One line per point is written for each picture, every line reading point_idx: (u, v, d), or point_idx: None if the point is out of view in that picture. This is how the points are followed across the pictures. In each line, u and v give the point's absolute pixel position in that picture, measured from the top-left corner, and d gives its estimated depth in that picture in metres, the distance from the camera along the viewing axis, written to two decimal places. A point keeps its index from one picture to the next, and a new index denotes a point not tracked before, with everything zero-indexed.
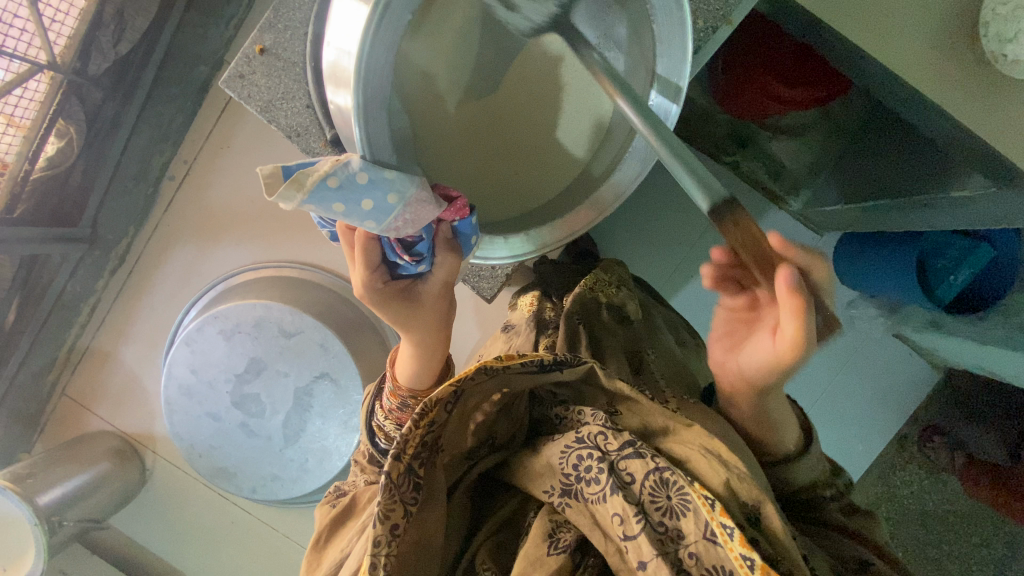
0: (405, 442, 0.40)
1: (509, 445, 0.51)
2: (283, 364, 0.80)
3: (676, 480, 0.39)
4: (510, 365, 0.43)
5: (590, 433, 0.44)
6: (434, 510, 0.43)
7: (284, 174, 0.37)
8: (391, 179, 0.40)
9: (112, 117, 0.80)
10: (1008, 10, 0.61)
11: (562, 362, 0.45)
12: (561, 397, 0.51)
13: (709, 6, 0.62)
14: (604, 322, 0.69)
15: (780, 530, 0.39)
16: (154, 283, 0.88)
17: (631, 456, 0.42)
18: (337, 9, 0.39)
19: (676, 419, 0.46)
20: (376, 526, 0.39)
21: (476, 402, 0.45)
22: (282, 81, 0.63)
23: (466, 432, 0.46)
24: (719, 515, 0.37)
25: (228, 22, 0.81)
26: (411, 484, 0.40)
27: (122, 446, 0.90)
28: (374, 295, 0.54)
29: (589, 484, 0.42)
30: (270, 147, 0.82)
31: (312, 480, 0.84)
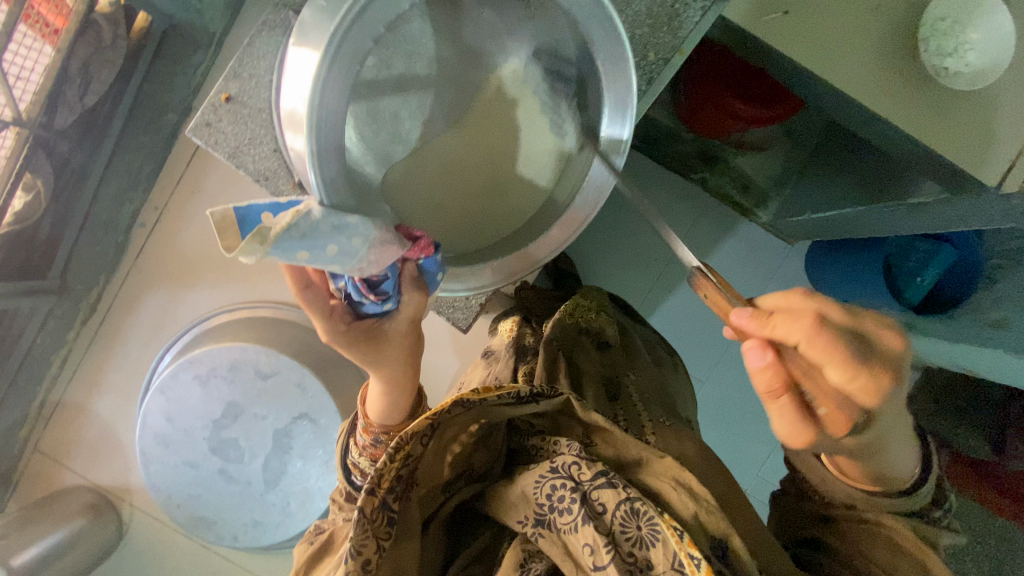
0: (379, 477, 0.40)
1: (486, 476, 0.51)
2: (261, 407, 0.79)
3: (646, 510, 0.40)
4: (488, 398, 0.43)
5: (564, 463, 0.44)
6: (409, 544, 0.42)
7: (236, 218, 0.37)
8: (353, 224, 0.42)
9: (79, 168, 0.80)
10: (944, 26, 0.65)
11: (538, 394, 0.45)
12: (537, 427, 0.51)
13: (659, 38, 0.65)
14: (583, 347, 0.70)
15: (748, 561, 0.41)
16: (126, 331, 0.87)
17: (604, 486, 0.42)
18: (293, 59, 0.40)
19: (649, 449, 0.47)
20: (348, 562, 0.38)
21: (453, 433, 0.45)
22: (248, 127, 0.64)
23: (443, 463, 0.46)
24: (687, 547, 0.38)
25: (196, 70, 0.81)
26: (384, 520, 0.40)
27: (98, 500, 0.88)
28: (340, 335, 0.54)
29: (562, 514, 0.42)
30: (240, 190, 0.82)
31: (294, 524, 0.83)
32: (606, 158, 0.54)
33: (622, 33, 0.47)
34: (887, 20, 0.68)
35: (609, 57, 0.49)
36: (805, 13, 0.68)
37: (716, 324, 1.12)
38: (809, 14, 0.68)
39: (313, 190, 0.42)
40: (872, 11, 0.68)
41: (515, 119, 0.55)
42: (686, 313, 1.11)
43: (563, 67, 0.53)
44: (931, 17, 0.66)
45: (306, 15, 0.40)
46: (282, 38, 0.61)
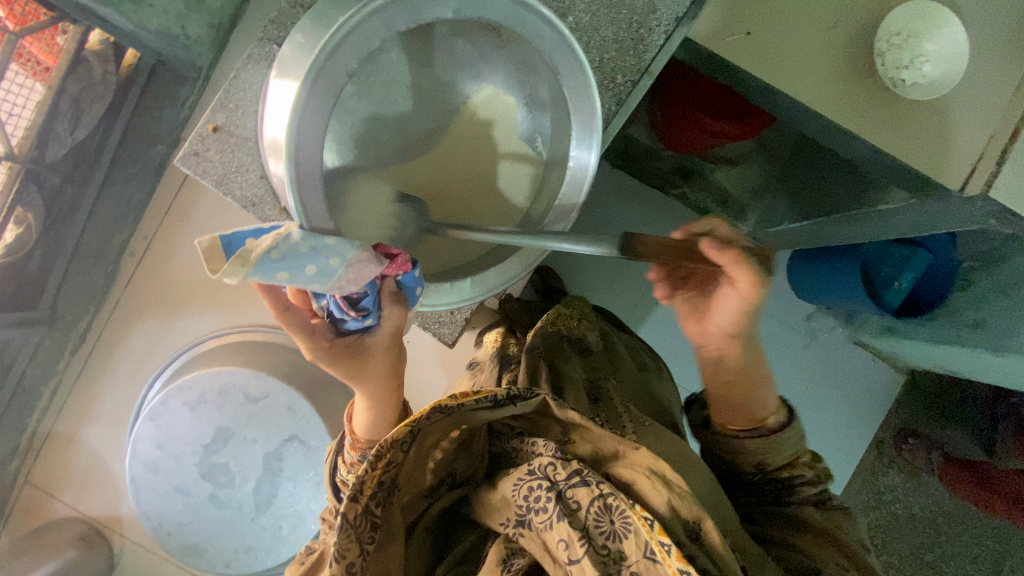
0: (360, 484, 0.41)
1: (470, 480, 0.52)
2: (252, 430, 0.80)
3: (619, 503, 0.41)
4: (465, 403, 0.44)
5: (541, 464, 0.45)
6: (393, 549, 0.43)
7: (223, 246, 0.39)
8: (331, 245, 0.43)
9: (71, 201, 0.82)
10: (898, 40, 0.69)
11: (515, 396, 0.46)
12: (516, 430, 0.52)
13: (626, 62, 0.69)
14: (565, 355, 0.72)
15: (716, 539, 0.42)
16: (116, 360, 0.88)
17: (578, 484, 0.43)
18: (275, 91, 0.43)
19: (625, 442, 0.47)
20: (333, 566, 0.39)
21: (434, 440, 0.47)
22: (235, 156, 0.67)
23: (424, 470, 0.47)
24: (657, 534, 0.39)
25: (183, 102, 0.84)
26: (368, 525, 0.41)
27: (88, 531, 0.87)
28: (323, 353, 0.56)
29: (538, 513, 0.43)
30: (229, 217, 0.84)
31: (287, 548, 0.82)
32: (573, 176, 0.55)
33: (585, 58, 0.49)
34: (844, 35, 0.72)
35: (574, 79, 0.50)
36: (765, 33, 0.72)
37: None
38: (768, 34, 0.72)
39: (293, 213, 0.44)
40: (827, 28, 0.72)
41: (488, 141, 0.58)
42: (673, 323, 1.13)
43: (535, 89, 0.55)
44: (885, 33, 0.70)
45: (286, 47, 0.43)
46: (266, 70, 0.64)
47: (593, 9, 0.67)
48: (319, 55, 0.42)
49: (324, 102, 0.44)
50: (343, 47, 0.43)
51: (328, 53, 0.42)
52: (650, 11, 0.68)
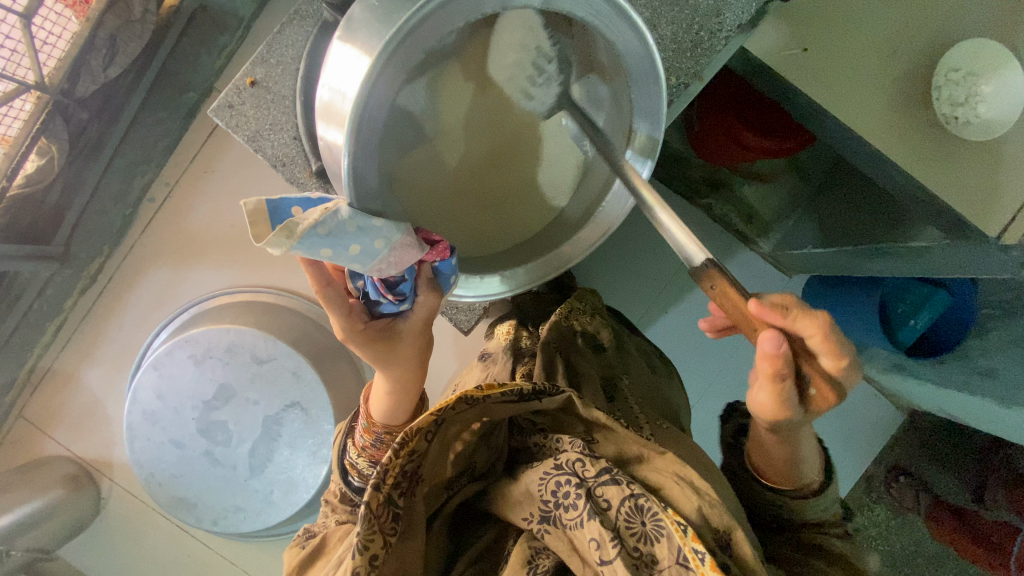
0: (385, 472, 0.40)
1: (489, 474, 0.52)
2: (254, 392, 0.79)
3: (650, 506, 0.41)
4: (491, 395, 0.43)
5: (568, 460, 0.45)
6: (413, 541, 0.43)
7: (269, 211, 0.36)
8: (378, 226, 0.39)
9: (97, 138, 0.81)
10: (958, 76, 0.67)
11: (540, 391, 0.46)
12: (539, 425, 0.52)
13: (683, 64, 0.66)
14: (579, 350, 0.71)
15: (747, 553, 0.42)
16: (124, 305, 0.87)
17: (608, 483, 0.43)
18: (336, 52, 0.36)
19: (649, 447, 0.48)
20: (354, 558, 0.39)
21: (456, 431, 0.46)
22: (270, 113, 0.65)
23: (445, 461, 0.47)
24: (691, 541, 0.39)
25: (220, 52, 0.82)
26: (390, 515, 0.40)
27: (78, 472, 0.86)
28: (359, 334, 0.54)
29: (567, 510, 0.42)
30: (253, 174, 0.83)
31: (275, 513, 0.82)
32: (619, 189, 0.53)
33: (661, 70, 0.45)
34: (901, 65, 0.70)
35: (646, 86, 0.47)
36: (822, 51, 0.70)
37: (712, 348, 1.11)
38: (824, 54, 0.70)
39: (344, 189, 0.38)
40: (885, 56, 0.70)
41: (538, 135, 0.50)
42: (682, 335, 1.10)
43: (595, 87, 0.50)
44: (945, 66, 0.68)
45: (358, 10, 0.37)
46: (311, 29, 0.62)
47: (655, 4, 0.64)
48: (396, 37, 0.35)
49: (395, 78, 0.37)
50: (424, 26, 0.36)
51: (406, 33, 0.35)
52: (714, 14, 0.64)
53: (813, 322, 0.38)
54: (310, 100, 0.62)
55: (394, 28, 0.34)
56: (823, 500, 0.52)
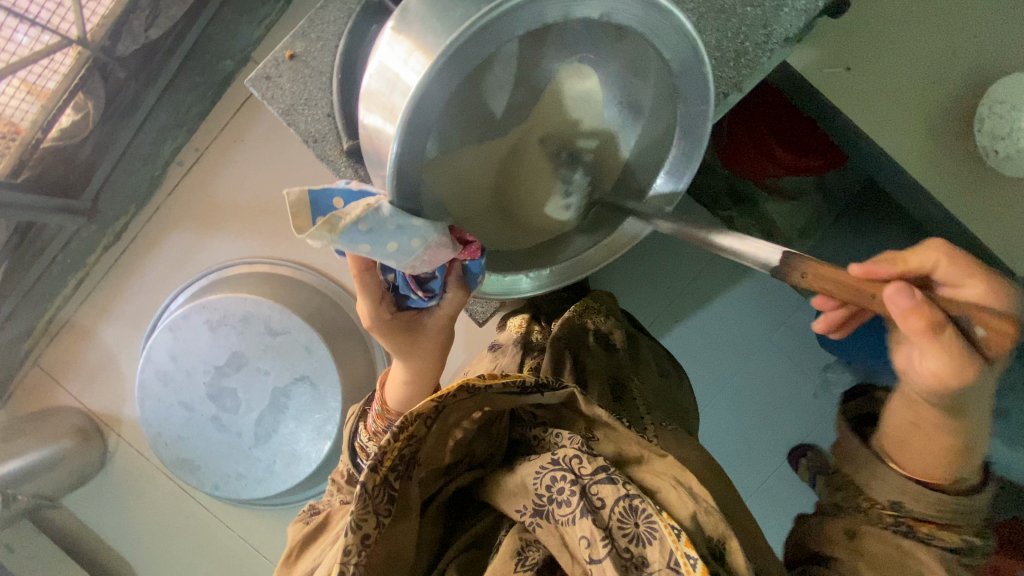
0: (382, 454, 0.40)
1: (487, 463, 0.52)
2: (265, 362, 0.80)
3: (645, 508, 0.41)
4: (493, 385, 0.44)
5: (566, 456, 0.45)
6: (407, 523, 0.43)
7: (311, 203, 0.36)
8: (416, 225, 0.39)
9: (131, 98, 0.82)
10: (1003, 108, 0.62)
11: (543, 386, 0.46)
12: (540, 419, 0.53)
13: (725, 73, 0.64)
14: (589, 348, 0.71)
15: (741, 564, 0.40)
16: (145, 267, 0.87)
17: (603, 481, 0.43)
18: (388, 42, 0.36)
19: (650, 450, 0.48)
20: (347, 535, 0.39)
21: (457, 419, 0.46)
22: (307, 88, 0.65)
23: (444, 448, 0.47)
24: (683, 546, 0.38)
25: (260, 22, 0.82)
26: (385, 497, 0.41)
27: (86, 425, 0.88)
28: (383, 326, 0.54)
29: (560, 506, 0.43)
30: (284, 147, 0.83)
31: (276, 483, 0.83)
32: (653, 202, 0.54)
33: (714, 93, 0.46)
34: (945, 93, 0.68)
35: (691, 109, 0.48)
36: (867, 75, 0.69)
37: (721, 360, 1.10)
38: (869, 75, 0.70)
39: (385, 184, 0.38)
40: (933, 82, 0.68)
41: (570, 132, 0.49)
42: (695, 343, 1.09)
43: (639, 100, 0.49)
44: (990, 98, 0.63)
45: (413, 2, 0.36)
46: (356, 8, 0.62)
47: (702, 9, 0.63)
48: (460, 37, 0.34)
49: (448, 81, 0.36)
50: (487, 31, 0.35)
51: (470, 35, 0.34)
52: (760, 25, 0.63)
53: (928, 250, 0.36)
54: (347, 80, 0.63)
55: (456, 32, 0.34)
56: (967, 503, 0.39)
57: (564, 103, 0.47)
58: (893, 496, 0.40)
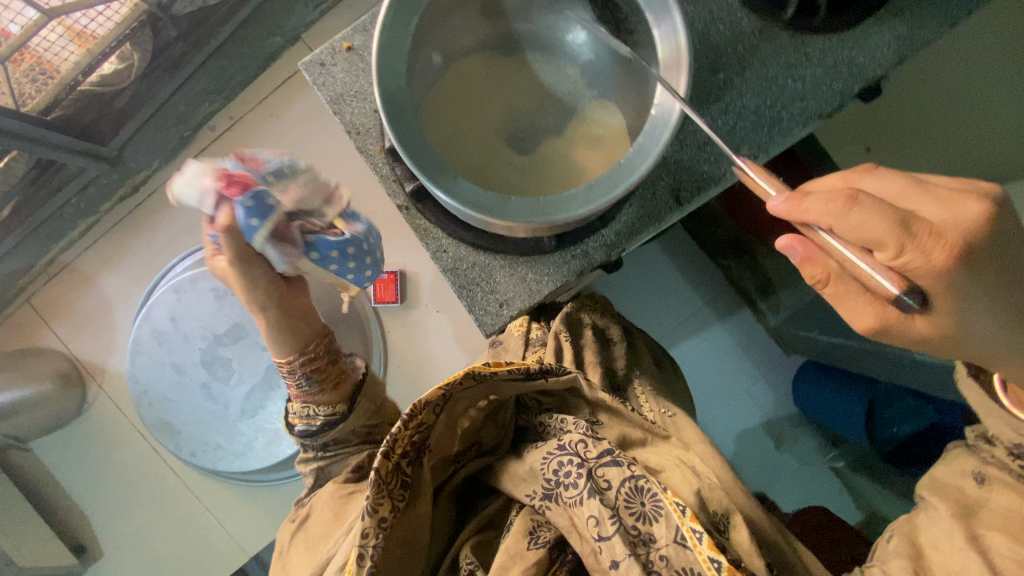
0: (395, 442, 0.44)
1: (495, 451, 0.57)
2: (264, 338, 0.80)
3: (650, 487, 0.45)
4: (499, 372, 0.48)
5: (571, 441, 0.49)
6: (421, 507, 0.47)
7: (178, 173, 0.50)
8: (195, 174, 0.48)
9: (176, 57, 0.83)
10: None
11: (548, 372, 0.50)
12: (545, 405, 0.57)
13: (757, 137, 0.67)
14: (586, 340, 0.71)
15: (742, 538, 0.45)
16: (157, 223, 0.87)
17: (609, 464, 0.47)
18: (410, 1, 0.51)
19: (651, 434, 0.55)
20: (364, 519, 0.42)
21: (465, 407, 0.50)
22: (358, 81, 0.66)
23: (454, 436, 0.52)
24: (689, 521, 0.42)
25: (316, 6, 0.85)
26: (399, 483, 0.45)
27: (70, 370, 0.86)
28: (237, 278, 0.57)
29: (568, 488, 0.46)
30: (318, 129, 0.85)
31: (253, 461, 0.82)
32: (638, 150, 0.49)
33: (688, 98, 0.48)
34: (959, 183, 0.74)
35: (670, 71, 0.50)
36: (887, 153, 0.81)
37: (710, 411, 1.10)
38: (886, 155, 0.81)
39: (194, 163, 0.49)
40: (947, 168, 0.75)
41: (563, 122, 0.61)
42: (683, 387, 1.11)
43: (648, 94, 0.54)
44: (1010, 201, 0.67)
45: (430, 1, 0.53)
46: None
47: (745, 73, 0.66)
48: None
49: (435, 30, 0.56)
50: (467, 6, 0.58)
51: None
52: (796, 97, 0.66)
53: (815, 207, 0.34)
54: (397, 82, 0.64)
55: None
56: None
57: (558, 96, 0.62)
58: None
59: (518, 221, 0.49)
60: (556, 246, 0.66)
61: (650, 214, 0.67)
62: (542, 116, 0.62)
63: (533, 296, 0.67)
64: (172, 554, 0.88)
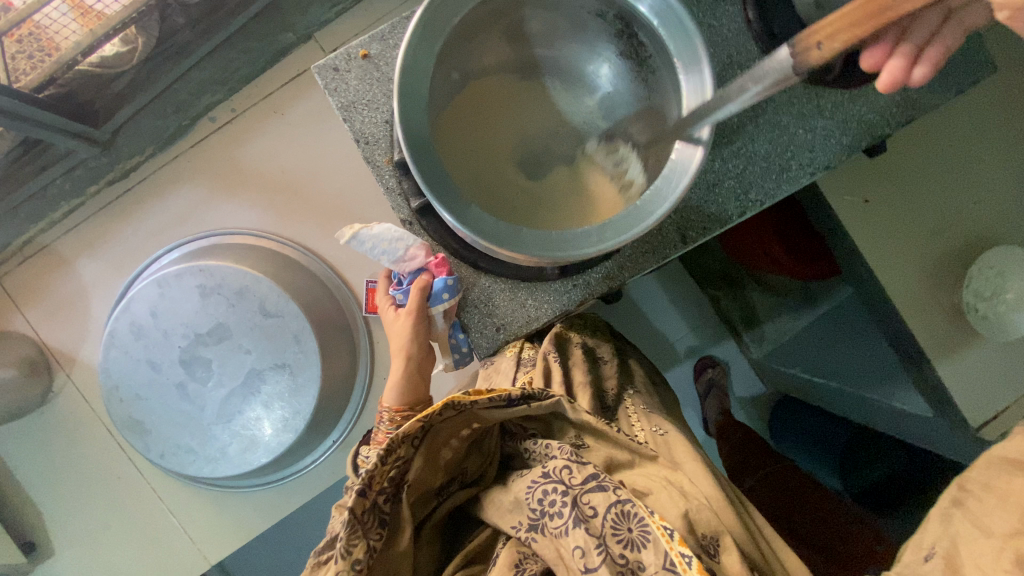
0: (370, 480, 0.44)
1: (480, 480, 0.56)
2: (248, 340, 0.77)
3: (636, 512, 0.44)
4: (478, 401, 0.47)
5: (556, 467, 0.48)
6: (399, 542, 0.47)
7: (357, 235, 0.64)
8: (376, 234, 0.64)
9: (182, 44, 0.82)
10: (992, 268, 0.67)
11: (530, 397, 0.49)
12: (530, 431, 0.56)
13: (766, 183, 0.67)
14: (575, 362, 0.67)
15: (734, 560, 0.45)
16: (144, 212, 0.84)
17: (595, 489, 0.46)
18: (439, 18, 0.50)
19: (640, 456, 0.54)
20: (337, 562, 0.42)
21: (445, 438, 0.51)
22: (371, 89, 0.64)
23: (438, 468, 0.51)
24: (677, 545, 0.41)
25: (332, 6, 0.84)
26: (375, 521, 0.45)
27: (38, 357, 0.82)
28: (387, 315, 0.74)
29: (553, 518, 0.46)
30: (323, 130, 0.84)
31: (226, 467, 0.79)
32: (656, 192, 0.48)
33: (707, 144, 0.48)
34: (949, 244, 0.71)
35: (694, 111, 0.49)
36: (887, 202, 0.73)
37: None
38: (885, 207, 0.73)
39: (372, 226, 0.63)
40: (929, 234, 0.72)
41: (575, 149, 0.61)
42: None
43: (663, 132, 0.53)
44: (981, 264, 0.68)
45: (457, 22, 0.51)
46: None
47: (758, 119, 0.67)
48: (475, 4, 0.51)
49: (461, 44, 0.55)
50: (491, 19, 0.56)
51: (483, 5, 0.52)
52: (806, 147, 0.67)
53: None
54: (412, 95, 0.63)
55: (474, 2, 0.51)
56: None
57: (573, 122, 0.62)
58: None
59: (529, 253, 0.48)
60: (558, 276, 0.65)
61: (653, 248, 0.66)
62: (556, 141, 0.61)
63: (530, 324, 0.66)
64: (131, 557, 0.85)
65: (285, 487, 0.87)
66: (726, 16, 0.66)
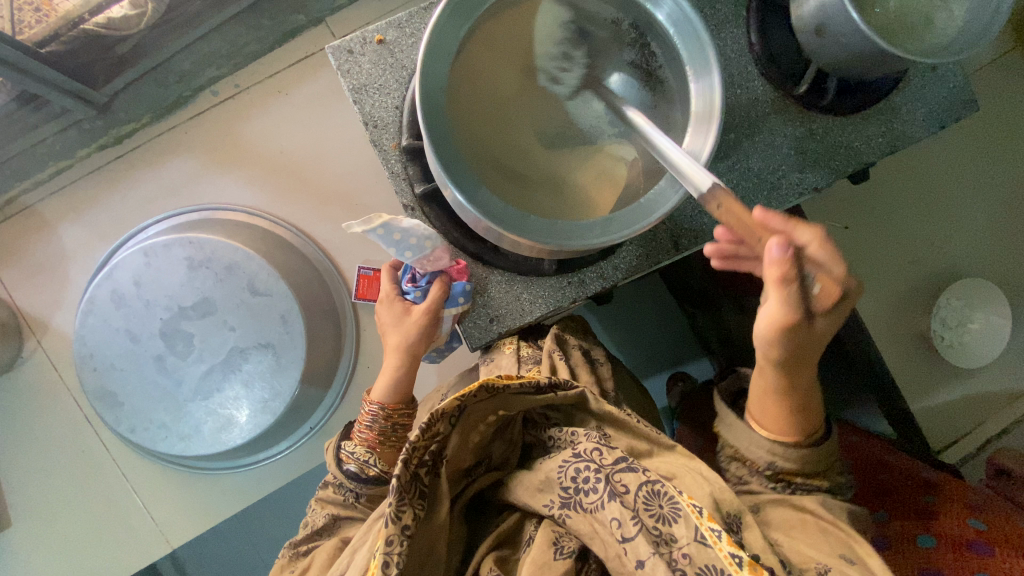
0: (412, 450, 0.44)
1: (504, 466, 0.56)
2: (233, 317, 0.75)
3: (667, 490, 0.45)
4: (510, 385, 0.50)
5: (587, 449, 0.50)
6: (437, 519, 0.46)
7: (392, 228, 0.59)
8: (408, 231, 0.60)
9: (191, 14, 0.81)
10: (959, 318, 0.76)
11: (556, 385, 0.53)
12: (552, 420, 0.57)
13: (757, 199, 0.69)
14: (576, 359, 0.68)
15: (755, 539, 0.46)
16: (134, 180, 0.82)
17: (625, 469, 0.47)
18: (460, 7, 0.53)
19: (659, 444, 0.55)
20: (387, 526, 0.41)
21: (475, 421, 0.50)
22: (383, 74, 0.65)
23: (468, 451, 0.51)
24: (706, 520, 0.42)
25: None
26: (417, 492, 0.44)
27: (8, 320, 0.79)
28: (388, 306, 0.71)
29: (587, 494, 0.47)
30: (327, 114, 0.83)
31: (199, 445, 0.77)
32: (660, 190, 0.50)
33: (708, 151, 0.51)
34: (921, 272, 0.79)
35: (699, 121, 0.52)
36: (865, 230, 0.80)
37: None
38: (865, 232, 0.80)
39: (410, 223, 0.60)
40: (911, 262, 0.79)
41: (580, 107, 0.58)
42: None
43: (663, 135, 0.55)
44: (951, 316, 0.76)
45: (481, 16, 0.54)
46: None
47: (755, 137, 0.69)
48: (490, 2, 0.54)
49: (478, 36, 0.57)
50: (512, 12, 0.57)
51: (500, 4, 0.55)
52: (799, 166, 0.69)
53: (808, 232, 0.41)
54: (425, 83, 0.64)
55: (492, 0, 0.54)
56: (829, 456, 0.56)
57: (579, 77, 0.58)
58: (769, 457, 0.55)
59: (537, 240, 0.51)
60: (556, 270, 0.66)
61: (648, 254, 0.68)
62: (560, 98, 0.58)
63: (526, 316, 0.67)
64: (88, 534, 0.81)
65: (258, 471, 0.85)
66: (730, 37, 0.68)
